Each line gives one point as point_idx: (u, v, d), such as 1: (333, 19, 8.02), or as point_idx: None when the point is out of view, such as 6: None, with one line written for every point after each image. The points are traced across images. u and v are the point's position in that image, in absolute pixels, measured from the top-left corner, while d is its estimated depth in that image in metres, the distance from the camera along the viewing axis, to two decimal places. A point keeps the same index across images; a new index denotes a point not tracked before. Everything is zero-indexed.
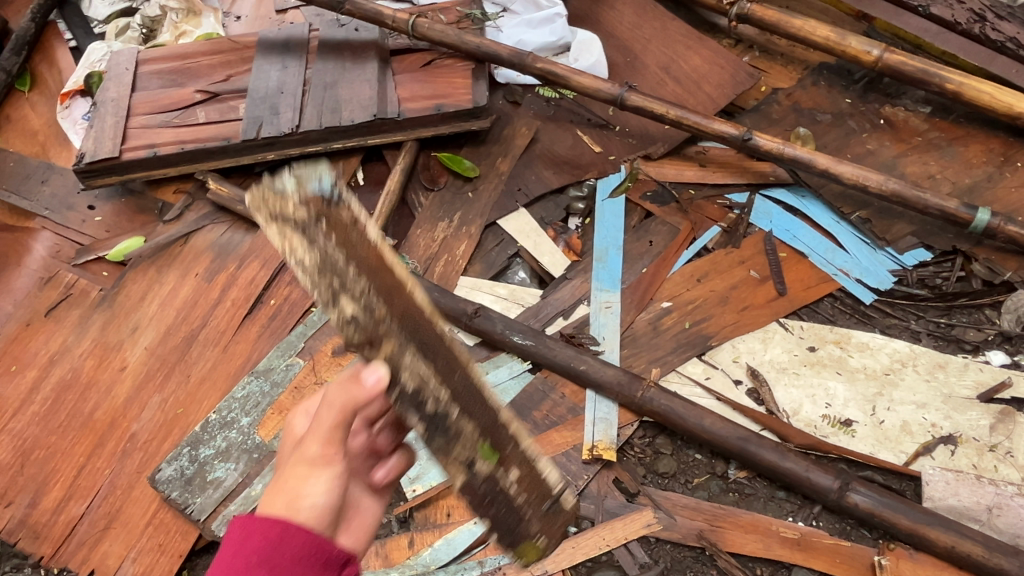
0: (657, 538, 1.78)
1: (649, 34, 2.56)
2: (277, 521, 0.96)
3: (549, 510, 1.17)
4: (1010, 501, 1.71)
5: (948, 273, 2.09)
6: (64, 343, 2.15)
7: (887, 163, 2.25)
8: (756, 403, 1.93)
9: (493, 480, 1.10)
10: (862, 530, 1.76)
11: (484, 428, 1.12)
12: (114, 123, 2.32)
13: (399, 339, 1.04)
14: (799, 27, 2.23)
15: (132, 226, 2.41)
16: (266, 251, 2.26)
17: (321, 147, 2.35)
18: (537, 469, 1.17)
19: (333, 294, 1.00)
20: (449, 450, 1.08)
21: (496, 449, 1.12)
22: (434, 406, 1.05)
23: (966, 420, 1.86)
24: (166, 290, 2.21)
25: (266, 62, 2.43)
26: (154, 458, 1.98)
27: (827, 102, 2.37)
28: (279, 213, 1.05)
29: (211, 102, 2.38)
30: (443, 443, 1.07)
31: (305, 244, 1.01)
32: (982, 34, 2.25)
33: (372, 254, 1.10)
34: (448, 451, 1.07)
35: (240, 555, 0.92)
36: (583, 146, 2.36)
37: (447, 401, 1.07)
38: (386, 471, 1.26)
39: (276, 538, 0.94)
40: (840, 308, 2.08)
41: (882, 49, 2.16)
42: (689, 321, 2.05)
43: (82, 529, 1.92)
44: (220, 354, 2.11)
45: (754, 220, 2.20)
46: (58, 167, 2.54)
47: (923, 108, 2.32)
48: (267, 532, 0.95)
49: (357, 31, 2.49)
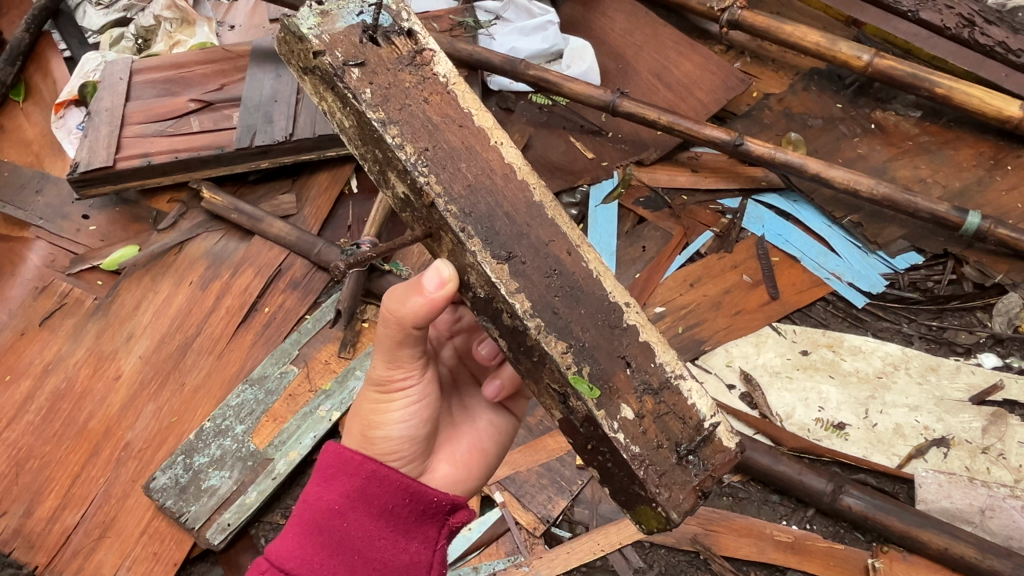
0: (651, 543, 1.79)
1: (641, 41, 2.57)
2: (366, 463, 1.15)
3: (683, 460, 1.00)
4: (1002, 503, 1.72)
5: (940, 276, 2.10)
6: (59, 353, 2.15)
7: (878, 168, 2.26)
8: (750, 407, 1.93)
9: (589, 418, 1.01)
10: (855, 533, 1.78)
11: (575, 346, 1.01)
12: (108, 132, 2.33)
13: (455, 230, 1.03)
14: (789, 33, 2.24)
15: (126, 235, 2.41)
16: (260, 258, 2.26)
17: (314, 155, 2.37)
18: (669, 403, 1.02)
19: (378, 163, 1.13)
20: (540, 374, 1.05)
21: (601, 386, 1.00)
22: (512, 321, 1.04)
23: (958, 423, 1.86)
24: (161, 298, 2.22)
25: (260, 70, 2.44)
26: (149, 467, 1.98)
27: (818, 107, 2.39)
28: (311, 61, 1.12)
29: (206, 112, 2.39)
30: (528, 362, 1.05)
31: (340, 105, 1.13)
32: (972, 38, 2.26)
33: (432, 111, 1.09)
34: (533, 372, 1.06)
35: (326, 498, 1.16)
36: (576, 152, 2.36)
37: (526, 315, 1.01)
38: (496, 387, 1.42)
39: (359, 485, 1.15)
40: (833, 312, 2.09)
41: (872, 54, 2.17)
42: (682, 326, 2.06)
43: (77, 538, 1.92)
44: (214, 362, 2.12)
45: (746, 225, 2.21)
46: (52, 177, 2.55)
47: (914, 113, 2.33)
48: (352, 479, 1.15)
49: None
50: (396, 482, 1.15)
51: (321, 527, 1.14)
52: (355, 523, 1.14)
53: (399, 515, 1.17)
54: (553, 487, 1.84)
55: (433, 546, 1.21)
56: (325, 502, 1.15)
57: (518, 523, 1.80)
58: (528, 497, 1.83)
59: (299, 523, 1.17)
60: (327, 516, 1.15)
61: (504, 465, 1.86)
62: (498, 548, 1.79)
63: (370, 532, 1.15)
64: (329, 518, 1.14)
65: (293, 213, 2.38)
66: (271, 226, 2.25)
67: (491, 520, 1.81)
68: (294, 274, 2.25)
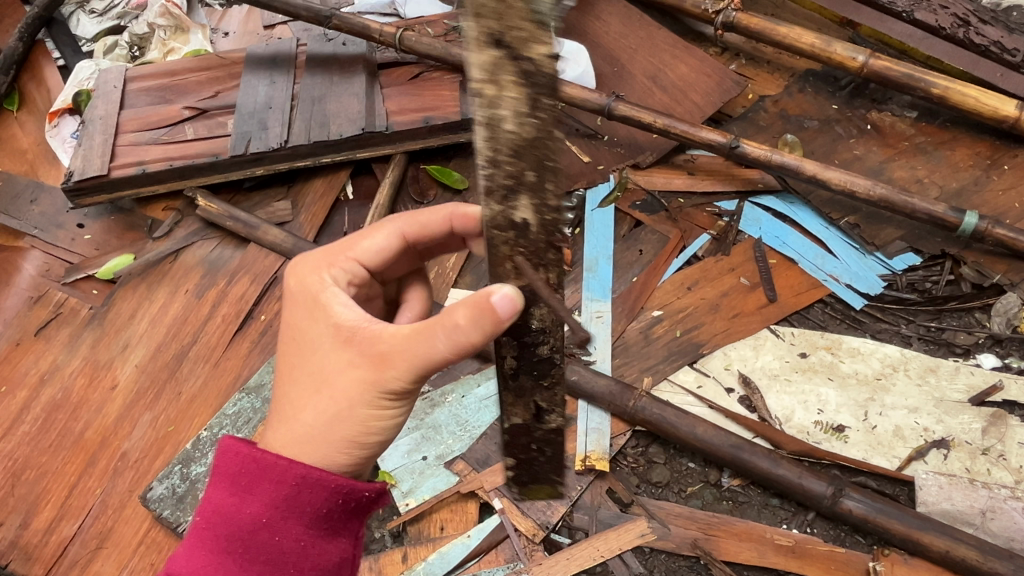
0: (652, 548, 1.78)
1: (635, 44, 2.57)
2: (292, 467, 1.10)
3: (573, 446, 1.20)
4: (1002, 505, 1.71)
5: (938, 277, 2.10)
6: (54, 362, 2.14)
7: (874, 168, 2.25)
8: (748, 410, 1.93)
9: (557, 430, 1.13)
10: (856, 536, 1.77)
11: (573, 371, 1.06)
12: (102, 141, 2.32)
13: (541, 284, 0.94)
14: (784, 34, 2.24)
15: (121, 243, 2.40)
16: (256, 266, 2.25)
17: (309, 162, 2.35)
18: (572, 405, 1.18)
19: None
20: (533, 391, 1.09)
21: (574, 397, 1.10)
22: (545, 349, 1.04)
23: (958, 424, 1.86)
24: (157, 307, 2.21)
25: (254, 77, 2.44)
26: (145, 476, 1.97)
27: (813, 109, 2.38)
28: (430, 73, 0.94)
29: (200, 119, 2.38)
30: (529, 382, 1.07)
31: None
32: (966, 38, 2.26)
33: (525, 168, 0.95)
34: (526, 390, 1.08)
35: (248, 509, 1.11)
36: (572, 156, 2.35)
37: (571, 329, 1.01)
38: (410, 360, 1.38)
39: (287, 493, 1.11)
40: (831, 314, 2.08)
41: (867, 55, 2.16)
42: (680, 330, 2.05)
43: (73, 549, 1.91)
44: (210, 370, 2.11)
45: (743, 227, 2.21)
46: (46, 186, 2.54)
47: (910, 113, 2.32)
48: (277, 487, 1.11)
49: (344, 44, 2.50)
50: (326, 484, 1.12)
51: (243, 540, 1.10)
52: (283, 530, 1.11)
53: (328, 516, 1.15)
54: None
55: (355, 537, 1.23)
56: (247, 515, 1.10)
57: (518, 529, 1.79)
58: (527, 504, 1.82)
59: (210, 539, 1.10)
60: (250, 528, 1.11)
61: (502, 472, 1.86)
62: (498, 555, 1.78)
63: (301, 541, 1.13)
64: (255, 529, 1.10)
65: (288, 220, 2.37)
66: (266, 233, 2.25)
67: (490, 527, 1.81)
68: None
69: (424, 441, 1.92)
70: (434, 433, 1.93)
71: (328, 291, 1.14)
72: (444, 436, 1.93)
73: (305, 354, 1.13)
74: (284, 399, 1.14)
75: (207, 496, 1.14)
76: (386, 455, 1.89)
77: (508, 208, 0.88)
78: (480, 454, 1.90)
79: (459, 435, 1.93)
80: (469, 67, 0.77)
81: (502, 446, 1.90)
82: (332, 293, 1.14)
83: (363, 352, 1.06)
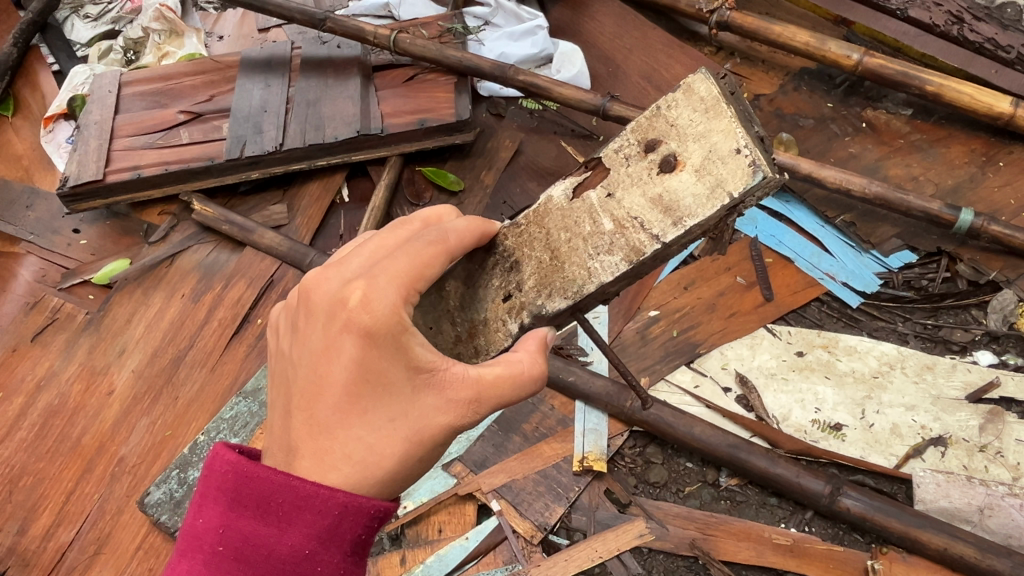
0: (650, 549, 1.78)
1: (630, 44, 2.57)
2: (336, 498, 1.00)
3: None
4: (1000, 502, 1.71)
5: (934, 274, 2.10)
6: (51, 368, 2.14)
7: (870, 166, 2.25)
8: (746, 409, 1.93)
9: None
10: (854, 534, 1.76)
11: None
12: (97, 146, 2.32)
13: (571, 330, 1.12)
14: (779, 33, 2.24)
15: (117, 248, 2.40)
16: (252, 269, 2.25)
17: (305, 165, 2.35)
18: None
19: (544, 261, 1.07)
20: None
21: None
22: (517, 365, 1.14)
23: (955, 421, 1.86)
24: (153, 312, 2.21)
25: (249, 81, 2.43)
26: (143, 481, 1.97)
27: (808, 107, 2.38)
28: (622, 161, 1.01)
29: (195, 123, 2.38)
30: None
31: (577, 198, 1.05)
32: (961, 35, 2.26)
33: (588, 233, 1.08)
34: None
35: (288, 541, 1.02)
36: (567, 155, 2.39)
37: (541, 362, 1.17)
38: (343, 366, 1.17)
39: (330, 523, 1.01)
40: (827, 312, 2.08)
41: (862, 53, 2.17)
42: (677, 329, 2.04)
43: (71, 555, 1.91)
44: (207, 375, 2.11)
45: (740, 226, 2.19)
46: (42, 191, 2.54)
47: (905, 111, 2.32)
48: (318, 519, 1.01)
49: (339, 46, 2.50)
50: (367, 510, 1.03)
51: (283, 572, 1.02)
52: (321, 560, 1.03)
53: (365, 533, 1.07)
54: (550, 494, 1.83)
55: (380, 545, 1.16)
56: (288, 547, 1.02)
57: (516, 531, 1.79)
58: (525, 505, 1.81)
59: (251, 568, 1.02)
60: (291, 561, 1.02)
61: (500, 474, 1.86)
62: (496, 557, 1.78)
63: (340, 566, 1.05)
64: (295, 561, 1.02)
65: (284, 223, 2.37)
66: (262, 237, 2.25)
67: (488, 529, 1.80)
68: (286, 284, 2.23)
69: None
70: None
71: (407, 328, 0.97)
72: None
73: (377, 392, 0.99)
74: (340, 439, 1.01)
75: (236, 524, 1.04)
76: None
77: (609, 291, 1.04)
78: (478, 456, 1.89)
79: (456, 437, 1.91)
80: (700, 217, 0.92)
81: (500, 447, 1.90)
82: (410, 330, 0.98)
83: (452, 397, 1.00)
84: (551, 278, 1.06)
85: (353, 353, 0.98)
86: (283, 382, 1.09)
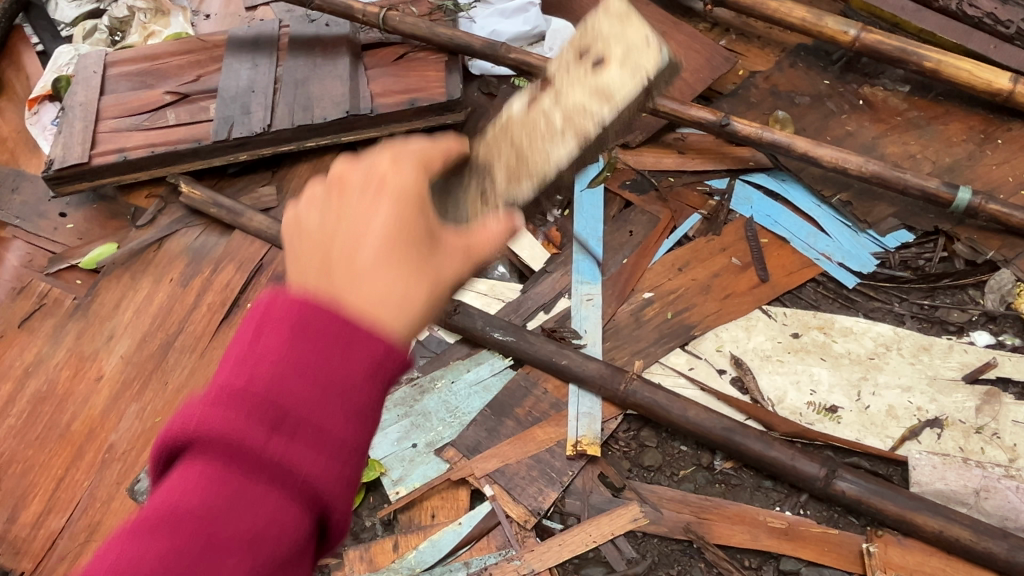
0: (644, 532, 1.76)
1: None
2: (313, 467, 0.78)
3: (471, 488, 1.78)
4: (997, 484, 1.70)
5: (931, 254, 2.07)
6: (39, 354, 2.12)
7: (867, 144, 2.21)
8: (741, 392, 1.91)
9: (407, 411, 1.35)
10: (850, 517, 1.74)
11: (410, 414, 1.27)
12: (82, 128, 2.28)
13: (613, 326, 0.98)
14: (775, 8, 2.21)
15: (104, 232, 2.37)
16: (241, 253, 2.23)
17: (293, 146, 2.32)
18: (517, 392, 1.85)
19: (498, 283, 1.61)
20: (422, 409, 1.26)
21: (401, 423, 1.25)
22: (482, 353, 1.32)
23: (952, 403, 1.84)
24: (141, 296, 2.18)
25: (236, 60, 2.39)
26: (133, 468, 1.95)
27: (805, 84, 2.35)
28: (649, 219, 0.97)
29: (182, 104, 2.34)
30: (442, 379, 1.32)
31: None
32: (959, 11, 2.23)
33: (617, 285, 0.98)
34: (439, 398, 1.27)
35: (232, 516, 0.75)
36: None
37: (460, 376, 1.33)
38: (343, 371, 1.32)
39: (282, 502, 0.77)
40: (823, 293, 2.05)
41: (859, 28, 2.13)
42: (671, 311, 2.02)
43: (62, 542, 1.89)
44: (197, 360, 2.08)
45: (735, 206, 2.18)
46: (28, 175, 2.50)
47: (902, 87, 2.30)
48: (275, 487, 0.77)
49: (328, 24, 2.44)
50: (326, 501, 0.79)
51: (220, 548, 0.74)
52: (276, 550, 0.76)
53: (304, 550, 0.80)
54: (544, 479, 1.82)
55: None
56: (242, 524, 0.75)
57: (509, 516, 1.78)
58: (518, 490, 1.80)
59: (173, 535, 0.73)
60: (241, 539, 0.75)
61: (493, 458, 1.85)
62: (489, 542, 1.76)
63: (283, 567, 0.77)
64: (238, 536, 0.75)
65: (273, 206, 2.34)
66: (252, 220, 2.23)
67: (481, 514, 1.79)
68: (276, 268, 2.20)
69: (414, 429, 1.90)
70: (425, 419, 1.91)
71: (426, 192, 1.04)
72: (435, 423, 1.91)
73: (377, 220, 0.98)
74: (386, 290, 0.90)
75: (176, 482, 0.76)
76: (376, 443, 1.89)
77: None
78: (471, 441, 1.88)
79: (450, 421, 1.91)
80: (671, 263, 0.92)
81: (493, 432, 1.88)
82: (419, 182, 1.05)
83: (452, 269, 1.02)
84: (518, 173, 1.24)
85: (381, 209, 0.99)
86: (308, 249, 0.97)
